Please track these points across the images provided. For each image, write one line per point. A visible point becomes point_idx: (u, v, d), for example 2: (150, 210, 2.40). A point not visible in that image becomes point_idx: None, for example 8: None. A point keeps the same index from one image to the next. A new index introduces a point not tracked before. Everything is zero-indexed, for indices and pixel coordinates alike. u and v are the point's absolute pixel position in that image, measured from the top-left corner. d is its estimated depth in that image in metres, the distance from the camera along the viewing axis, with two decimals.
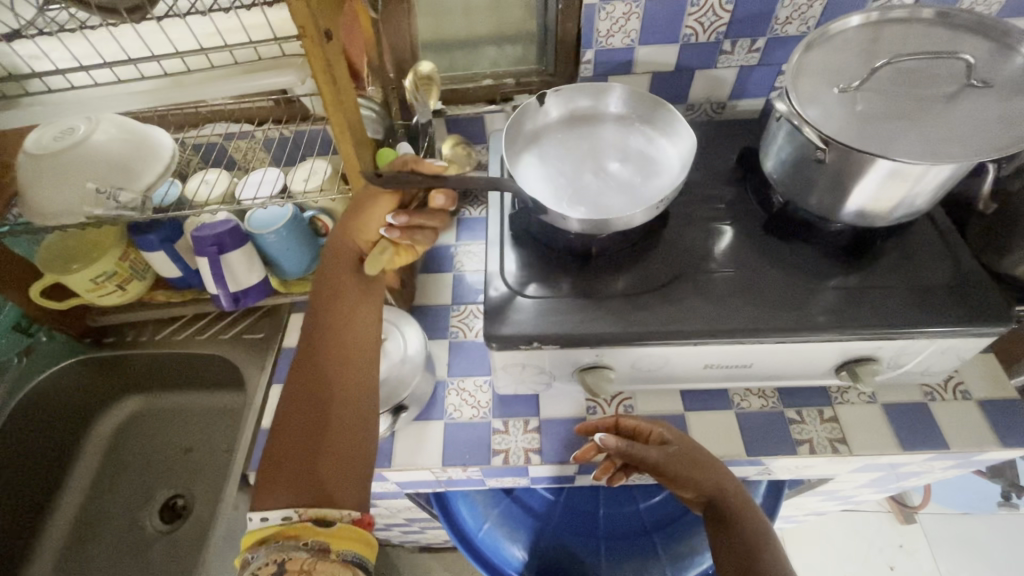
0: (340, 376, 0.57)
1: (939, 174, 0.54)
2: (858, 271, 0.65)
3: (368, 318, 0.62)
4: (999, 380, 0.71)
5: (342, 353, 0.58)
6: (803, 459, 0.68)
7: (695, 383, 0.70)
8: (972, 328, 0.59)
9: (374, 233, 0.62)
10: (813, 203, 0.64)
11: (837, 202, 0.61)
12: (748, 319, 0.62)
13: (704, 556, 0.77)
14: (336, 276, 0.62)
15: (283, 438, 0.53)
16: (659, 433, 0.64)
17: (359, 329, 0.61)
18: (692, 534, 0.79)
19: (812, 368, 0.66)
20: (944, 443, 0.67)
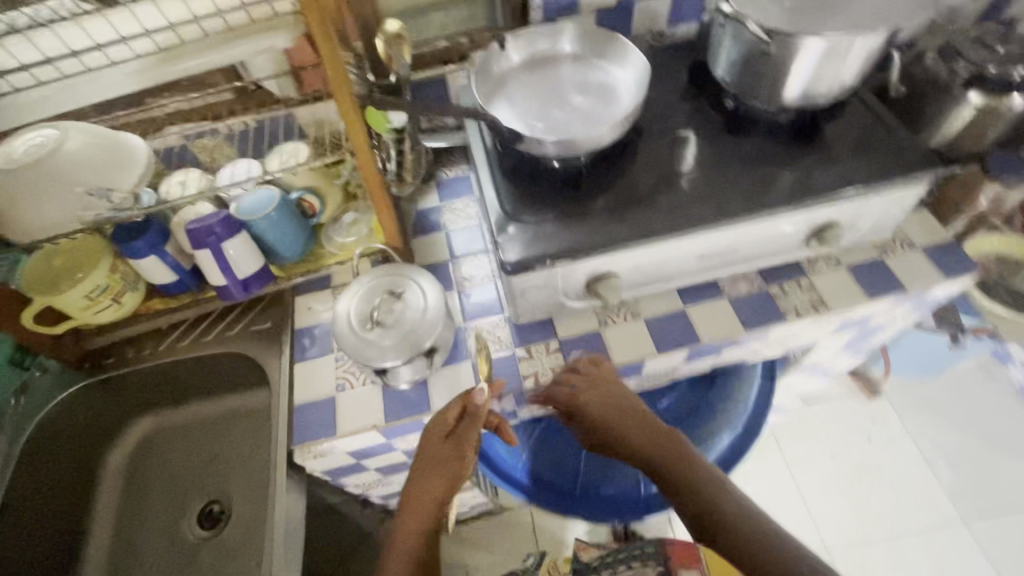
0: None
1: (864, 46, 0.63)
2: (809, 150, 0.74)
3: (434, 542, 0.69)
4: (933, 228, 0.83)
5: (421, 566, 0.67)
6: (792, 324, 0.77)
7: (690, 278, 0.77)
8: (905, 178, 0.69)
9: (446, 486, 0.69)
10: (763, 97, 0.72)
11: (782, 90, 0.70)
12: (723, 208, 0.69)
13: (723, 436, 0.85)
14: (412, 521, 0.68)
15: None
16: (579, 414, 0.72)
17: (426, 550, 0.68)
18: (709, 421, 0.87)
19: (787, 242, 0.75)
20: (903, 286, 0.78)
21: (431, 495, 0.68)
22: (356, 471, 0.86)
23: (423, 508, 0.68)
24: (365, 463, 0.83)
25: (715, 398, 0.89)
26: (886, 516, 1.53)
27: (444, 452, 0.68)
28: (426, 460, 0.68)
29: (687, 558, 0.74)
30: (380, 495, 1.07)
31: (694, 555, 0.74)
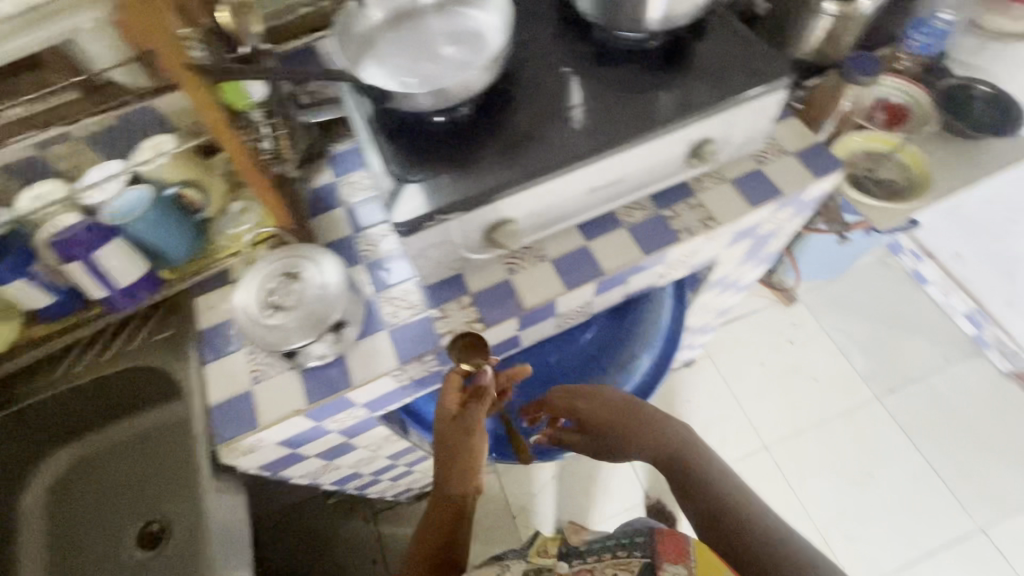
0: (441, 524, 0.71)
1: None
2: (676, 72, 0.77)
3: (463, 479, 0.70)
4: (802, 132, 0.89)
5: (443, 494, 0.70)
6: (686, 243, 0.82)
7: (586, 212, 0.79)
8: (761, 87, 0.74)
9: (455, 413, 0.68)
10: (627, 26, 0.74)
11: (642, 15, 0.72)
12: (602, 140, 0.72)
13: (642, 357, 0.91)
14: (447, 451, 0.68)
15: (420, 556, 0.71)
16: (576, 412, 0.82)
17: (454, 487, 0.70)
18: (627, 347, 0.93)
19: (670, 164, 0.78)
20: (779, 191, 0.84)
21: (459, 450, 0.68)
22: (296, 460, 0.86)
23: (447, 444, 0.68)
24: (302, 450, 0.83)
25: (632, 325, 0.94)
26: (812, 408, 1.68)
27: (451, 434, 0.68)
28: (438, 441, 0.69)
29: (673, 552, 0.66)
30: (333, 481, 1.07)
31: (683, 548, 0.66)
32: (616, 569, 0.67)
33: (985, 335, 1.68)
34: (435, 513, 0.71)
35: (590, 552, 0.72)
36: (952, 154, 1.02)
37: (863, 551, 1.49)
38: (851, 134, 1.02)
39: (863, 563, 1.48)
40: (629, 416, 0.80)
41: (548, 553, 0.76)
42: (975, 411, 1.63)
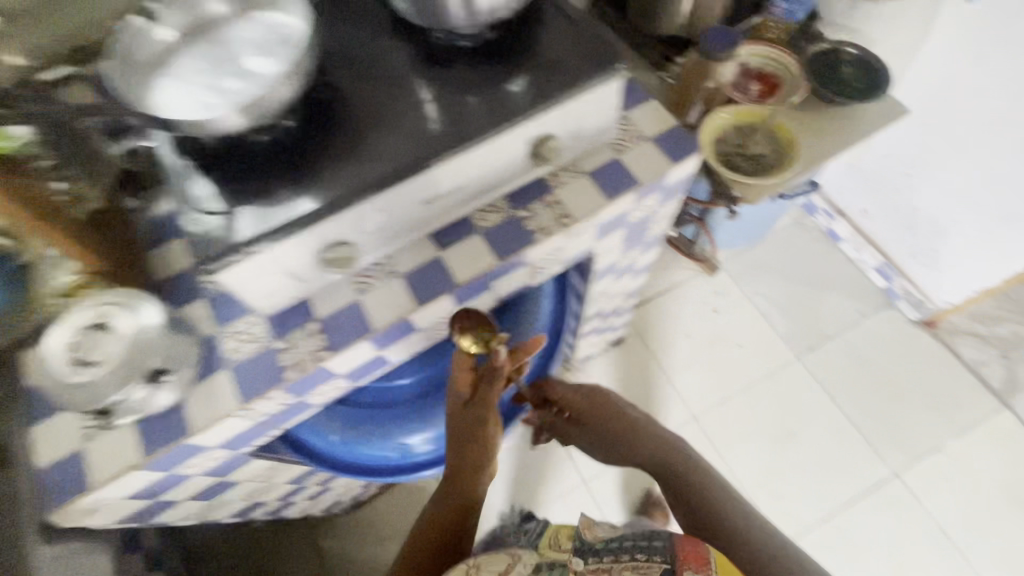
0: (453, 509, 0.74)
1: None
2: (507, 68, 0.73)
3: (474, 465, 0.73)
4: (661, 115, 0.87)
5: (456, 478, 0.73)
6: (543, 243, 0.79)
7: (432, 222, 0.75)
8: (593, 79, 0.71)
9: (467, 390, 0.72)
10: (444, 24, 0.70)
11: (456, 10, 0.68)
12: (431, 149, 0.68)
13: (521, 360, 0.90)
14: (460, 426, 0.72)
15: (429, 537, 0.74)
16: (575, 407, 0.95)
17: (468, 471, 0.73)
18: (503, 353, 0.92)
19: (514, 163, 0.75)
20: (636, 180, 0.82)
21: (467, 423, 0.72)
22: (164, 506, 0.82)
23: (459, 421, 0.72)
24: (166, 498, 0.79)
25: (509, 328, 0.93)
26: (738, 374, 1.72)
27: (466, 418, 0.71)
28: (455, 424, 0.72)
29: (693, 560, 0.65)
30: (232, 514, 1.03)
31: (702, 557, 0.66)
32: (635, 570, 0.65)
33: (895, 288, 1.72)
34: (446, 505, 0.74)
35: (604, 551, 0.70)
36: (820, 124, 1.02)
37: (786, 508, 1.55)
38: (726, 107, 1.00)
39: (787, 520, 1.54)
40: (628, 425, 0.91)
41: (561, 548, 0.75)
42: (888, 362, 1.68)
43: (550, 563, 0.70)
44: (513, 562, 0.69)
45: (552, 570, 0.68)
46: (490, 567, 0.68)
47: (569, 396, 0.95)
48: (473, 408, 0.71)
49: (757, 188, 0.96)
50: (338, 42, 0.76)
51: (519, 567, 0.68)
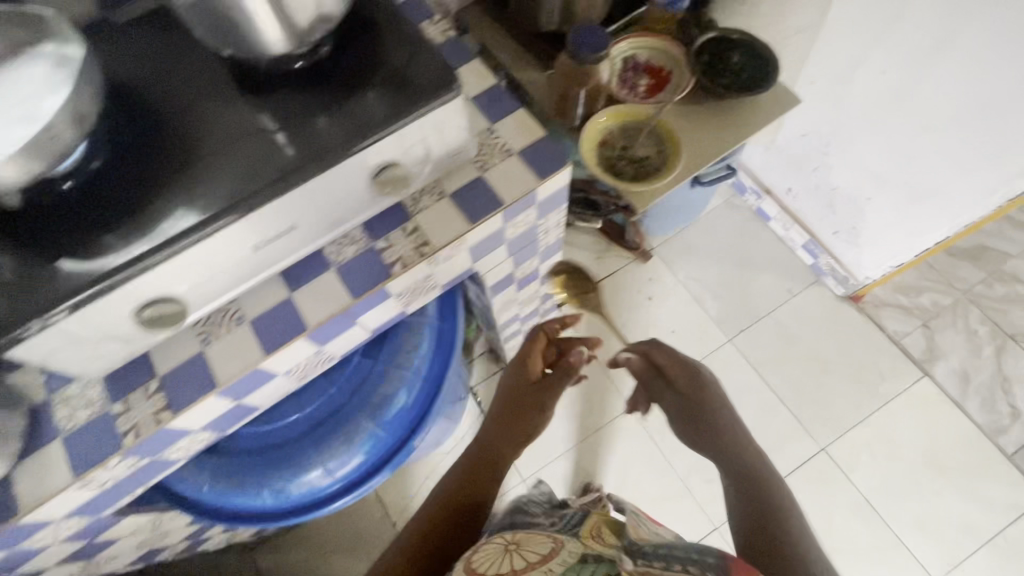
0: (484, 471, 0.93)
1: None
2: (333, 96, 0.68)
3: (515, 440, 0.96)
4: (527, 126, 0.82)
5: (497, 445, 0.95)
6: (403, 276, 0.75)
7: (273, 265, 0.70)
8: (424, 104, 0.66)
9: (533, 375, 0.97)
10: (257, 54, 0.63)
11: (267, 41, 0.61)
12: (252, 187, 0.62)
13: (397, 395, 0.86)
14: (523, 402, 0.96)
15: (452, 499, 0.89)
16: (676, 375, 0.91)
17: (505, 443, 0.95)
18: (381, 381, 0.86)
19: (356, 196, 0.70)
20: (500, 200, 0.78)
21: (525, 401, 0.96)
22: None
23: (524, 401, 0.96)
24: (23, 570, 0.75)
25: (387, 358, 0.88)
26: None
27: (533, 396, 0.96)
28: (516, 395, 0.97)
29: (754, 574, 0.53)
30: (131, 561, 1.00)
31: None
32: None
33: (821, 264, 1.74)
34: (477, 465, 0.94)
35: (654, 555, 0.61)
36: (708, 120, 0.99)
37: (718, 490, 1.59)
38: (608, 107, 0.95)
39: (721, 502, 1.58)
40: (709, 418, 0.87)
41: (607, 539, 0.73)
42: (816, 339, 1.70)
43: (592, 556, 0.66)
44: (555, 548, 0.72)
45: (598, 563, 0.65)
46: (530, 548, 0.74)
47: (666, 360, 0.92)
48: (537, 387, 0.96)
49: (640, 193, 0.92)
50: (149, 75, 0.70)
51: (560, 554, 0.70)
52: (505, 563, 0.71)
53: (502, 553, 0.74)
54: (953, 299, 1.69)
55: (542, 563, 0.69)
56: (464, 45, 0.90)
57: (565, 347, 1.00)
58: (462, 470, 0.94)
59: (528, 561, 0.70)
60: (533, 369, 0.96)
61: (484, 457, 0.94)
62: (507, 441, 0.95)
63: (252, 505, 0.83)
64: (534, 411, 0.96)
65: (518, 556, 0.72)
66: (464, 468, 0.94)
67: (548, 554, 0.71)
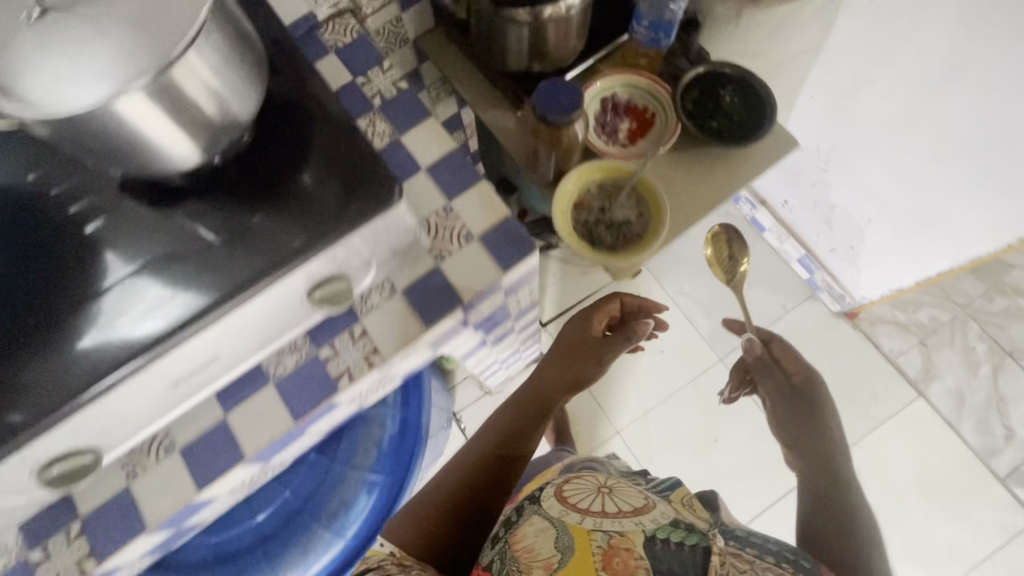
0: (541, 404, 1.10)
1: (201, 51, 0.47)
2: (252, 207, 0.59)
3: (571, 377, 1.14)
4: (489, 205, 0.72)
5: (561, 382, 1.13)
6: (351, 389, 0.67)
7: (201, 392, 0.62)
8: (357, 217, 0.57)
9: (595, 331, 1.20)
10: (170, 168, 0.54)
11: (170, 152, 0.52)
12: (176, 311, 0.54)
13: (357, 498, 0.96)
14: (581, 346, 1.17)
15: (513, 432, 1.04)
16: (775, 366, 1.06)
17: (557, 376, 1.14)
18: (339, 487, 0.96)
19: (287, 313, 0.61)
20: (459, 298, 0.69)
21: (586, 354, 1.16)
22: None
23: (584, 347, 1.17)
24: None
25: (343, 456, 0.98)
26: (661, 382, 1.67)
27: (593, 346, 1.18)
28: (579, 344, 1.18)
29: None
30: None
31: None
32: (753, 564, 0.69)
33: (817, 279, 1.66)
34: (532, 395, 1.11)
35: (741, 543, 0.75)
36: (689, 177, 0.89)
37: None
38: (581, 164, 0.85)
39: None
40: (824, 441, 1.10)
41: (698, 521, 0.81)
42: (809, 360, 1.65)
43: (682, 524, 0.77)
44: (648, 504, 0.84)
45: (689, 533, 0.74)
46: (626, 497, 0.85)
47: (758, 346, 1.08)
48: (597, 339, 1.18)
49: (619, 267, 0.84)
50: (39, 184, 0.61)
51: (653, 509, 0.82)
52: (594, 503, 0.83)
53: (595, 492, 0.86)
54: (951, 315, 1.63)
55: (633, 514, 0.80)
56: (418, 101, 0.79)
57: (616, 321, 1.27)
58: (516, 401, 1.10)
59: (616, 509, 0.81)
60: (596, 327, 1.20)
61: (540, 388, 1.12)
62: (563, 381, 1.14)
63: None
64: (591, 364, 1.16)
65: (607, 502, 0.83)
66: (517, 396, 1.11)
67: (641, 507, 0.82)
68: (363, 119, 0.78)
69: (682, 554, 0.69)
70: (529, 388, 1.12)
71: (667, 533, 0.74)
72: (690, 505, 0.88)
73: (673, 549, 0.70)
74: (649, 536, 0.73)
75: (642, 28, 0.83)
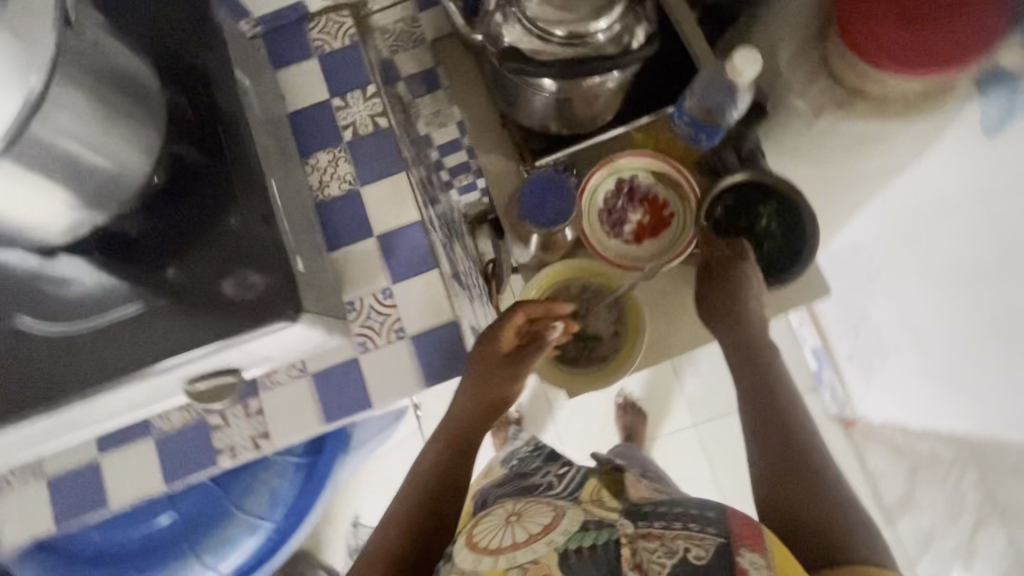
0: (444, 439, 0.67)
1: (49, 123, 0.38)
2: (141, 275, 0.49)
3: (476, 404, 0.65)
4: (435, 303, 0.63)
5: (473, 413, 0.66)
6: (234, 463, 0.62)
7: (71, 437, 0.58)
8: (241, 332, 0.48)
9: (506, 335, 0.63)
10: (33, 234, 0.44)
11: (39, 230, 0.43)
12: (32, 385, 0.47)
13: (242, 539, 0.81)
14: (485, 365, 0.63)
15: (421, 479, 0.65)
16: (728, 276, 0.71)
17: (474, 410, 0.66)
18: (224, 523, 0.80)
19: (167, 391, 0.54)
20: (369, 401, 0.62)
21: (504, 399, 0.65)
22: None
23: (482, 358, 0.63)
24: None
25: (235, 494, 0.79)
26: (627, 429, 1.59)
27: (492, 372, 0.63)
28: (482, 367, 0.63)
29: (749, 538, 0.50)
30: None
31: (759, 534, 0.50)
32: (689, 546, 0.50)
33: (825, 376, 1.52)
34: (440, 439, 0.67)
35: (655, 515, 0.54)
36: (669, 292, 0.77)
37: None
38: (554, 264, 0.75)
39: None
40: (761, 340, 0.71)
41: (608, 507, 0.56)
42: None
43: (593, 521, 0.53)
44: (558, 514, 0.55)
45: (601, 531, 0.52)
46: (533, 520, 0.56)
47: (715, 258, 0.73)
48: (508, 351, 0.64)
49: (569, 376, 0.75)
50: None
51: (562, 523, 0.54)
52: (503, 536, 0.55)
53: (501, 525, 0.56)
54: None
55: (543, 534, 0.53)
56: (393, 145, 0.66)
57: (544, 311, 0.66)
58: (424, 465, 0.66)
59: (529, 534, 0.54)
60: (504, 341, 0.64)
61: (454, 432, 0.67)
62: (479, 411, 0.65)
63: None
64: (506, 383, 0.64)
65: (519, 528, 0.55)
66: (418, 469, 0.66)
67: (552, 521, 0.54)
68: (326, 152, 0.66)
69: (605, 562, 0.50)
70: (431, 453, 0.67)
71: (582, 540, 0.51)
72: (598, 484, 0.61)
73: (589, 565, 0.50)
74: (563, 552, 0.51)
75: (682, 121, 0.70)
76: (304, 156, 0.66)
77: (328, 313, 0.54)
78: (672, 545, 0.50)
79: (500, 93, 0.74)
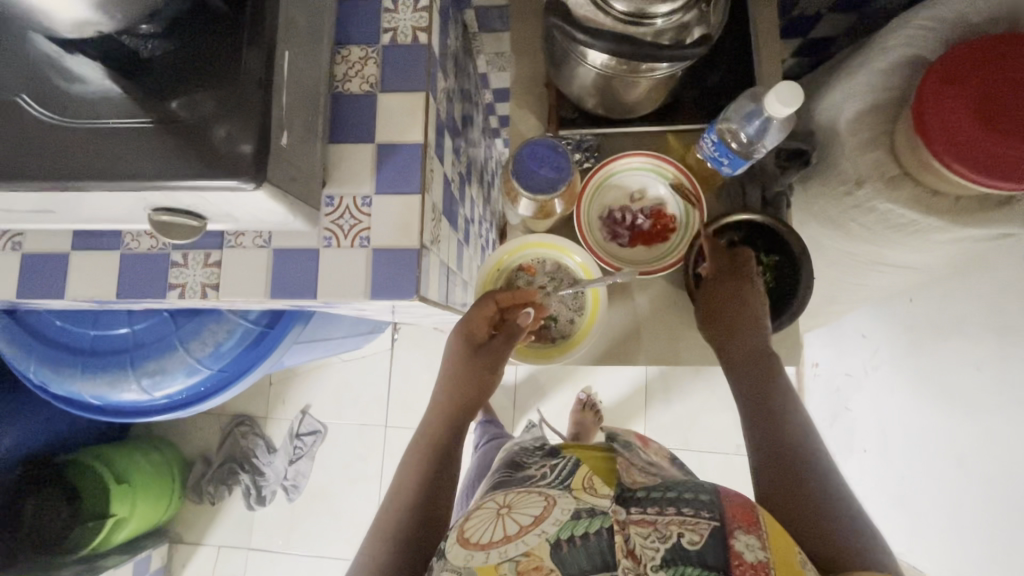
0: (438, 415, 0.77)
1: None
2: (146, 95, 0.51)
3: (465, 381, 0.77)
4: (408, 225, 0.63)
5: (461, 391, 0.77)
6: (181, 301, 0.66)
7: (46, 224, 0.62)
8: (209, 180, 0.50)
9: (481, 320, 0.75)
10: (48, 22, 0.45)
11: (49, 18, 0.44)
12: (23, 160, 0.50)
13: (178, 374, 0.86)
14: (461, 351, 0.77)
15: (425, 446, 0.75)
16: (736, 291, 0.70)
17: (463, 390, 0.77)
18: (168, 355, 0.85)
19: (135, 213, 0.58)
20: (315, 292, 0.64)
21: (485, 376, 0.77)
22: None
23: (458, 340, 0.77)
24: None
25: (187, 332, 0.85)
26: None
27: (468, 353, 0.76)
28: (459, 351, 0.77)
29: (743, 520, 0.53)
30: None
31: (755, 518, 0.53)
32: (682, 530, 0.52)
33: None
34: (438, 413, 0.77)
35: (648, 500, 0.55)
36: (669, 310, 0.78)
37: None
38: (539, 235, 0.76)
39: None
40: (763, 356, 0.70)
41: (600, 492, 0.55)
42: None
43: (586, 508, 0.53)
44: (549, 504, 0.55)
45: (593, 519, 0.51)
46: (523, 510, 0.55)
47: (721, 273, 0.71)
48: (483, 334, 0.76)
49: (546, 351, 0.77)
50: None
51: (554, 514, 0.53)
52: (493, 530, 0.54)
53: (492, 518, 0.56)
54: None
55: (534, 524, 0.53)
56: (423, 62, 0.66)
57: (515, 299, 0.75)
58: (427, 434, 0.76)
59: (520, 527, 0.54)
60: (477, 328, 0.75)
61: (444, 410, 0.77)
62: (467, 387, 0.77)
63: (22, 373, 0.89)
64: (488, 366, 0.76)
65: (509, 521, 0.55)
66: (422, 437, 0.76)
67: (541, 514, 0.54)
68: (361, 48, 0.67)
69: (600, 549, 0.50)
70: (432, 425, 0.77)
71: (573, 526, 0.51)
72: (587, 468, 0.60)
73: (585, 551, 0.50)
74: (555, 542, 0.51)
75: (708, 141, 0.67)
76: (339, 45, 0.67)
77: (292, 195, 0.56)
78: (665, 530, 0.52)
79: (548, 50, 0.72)
